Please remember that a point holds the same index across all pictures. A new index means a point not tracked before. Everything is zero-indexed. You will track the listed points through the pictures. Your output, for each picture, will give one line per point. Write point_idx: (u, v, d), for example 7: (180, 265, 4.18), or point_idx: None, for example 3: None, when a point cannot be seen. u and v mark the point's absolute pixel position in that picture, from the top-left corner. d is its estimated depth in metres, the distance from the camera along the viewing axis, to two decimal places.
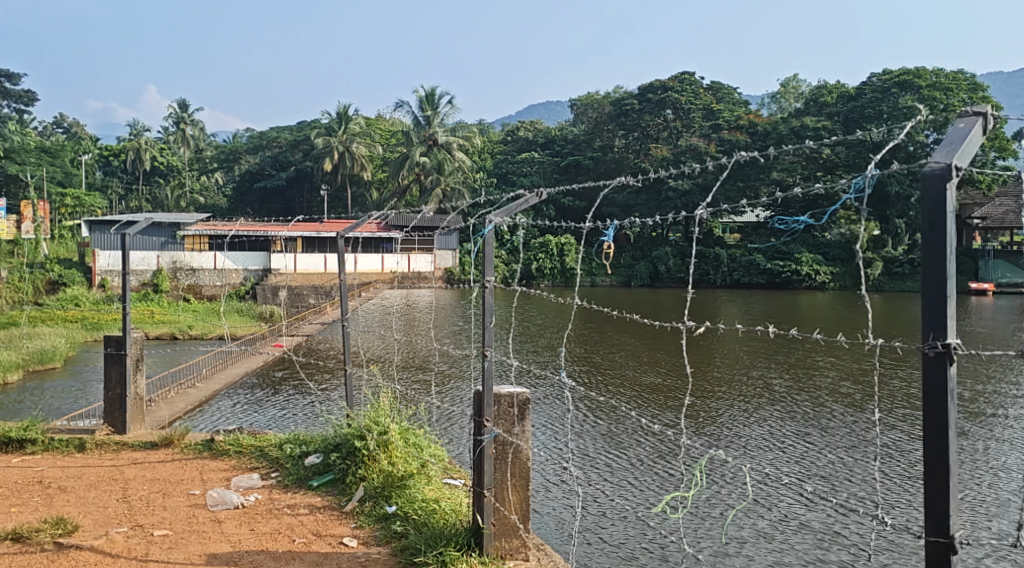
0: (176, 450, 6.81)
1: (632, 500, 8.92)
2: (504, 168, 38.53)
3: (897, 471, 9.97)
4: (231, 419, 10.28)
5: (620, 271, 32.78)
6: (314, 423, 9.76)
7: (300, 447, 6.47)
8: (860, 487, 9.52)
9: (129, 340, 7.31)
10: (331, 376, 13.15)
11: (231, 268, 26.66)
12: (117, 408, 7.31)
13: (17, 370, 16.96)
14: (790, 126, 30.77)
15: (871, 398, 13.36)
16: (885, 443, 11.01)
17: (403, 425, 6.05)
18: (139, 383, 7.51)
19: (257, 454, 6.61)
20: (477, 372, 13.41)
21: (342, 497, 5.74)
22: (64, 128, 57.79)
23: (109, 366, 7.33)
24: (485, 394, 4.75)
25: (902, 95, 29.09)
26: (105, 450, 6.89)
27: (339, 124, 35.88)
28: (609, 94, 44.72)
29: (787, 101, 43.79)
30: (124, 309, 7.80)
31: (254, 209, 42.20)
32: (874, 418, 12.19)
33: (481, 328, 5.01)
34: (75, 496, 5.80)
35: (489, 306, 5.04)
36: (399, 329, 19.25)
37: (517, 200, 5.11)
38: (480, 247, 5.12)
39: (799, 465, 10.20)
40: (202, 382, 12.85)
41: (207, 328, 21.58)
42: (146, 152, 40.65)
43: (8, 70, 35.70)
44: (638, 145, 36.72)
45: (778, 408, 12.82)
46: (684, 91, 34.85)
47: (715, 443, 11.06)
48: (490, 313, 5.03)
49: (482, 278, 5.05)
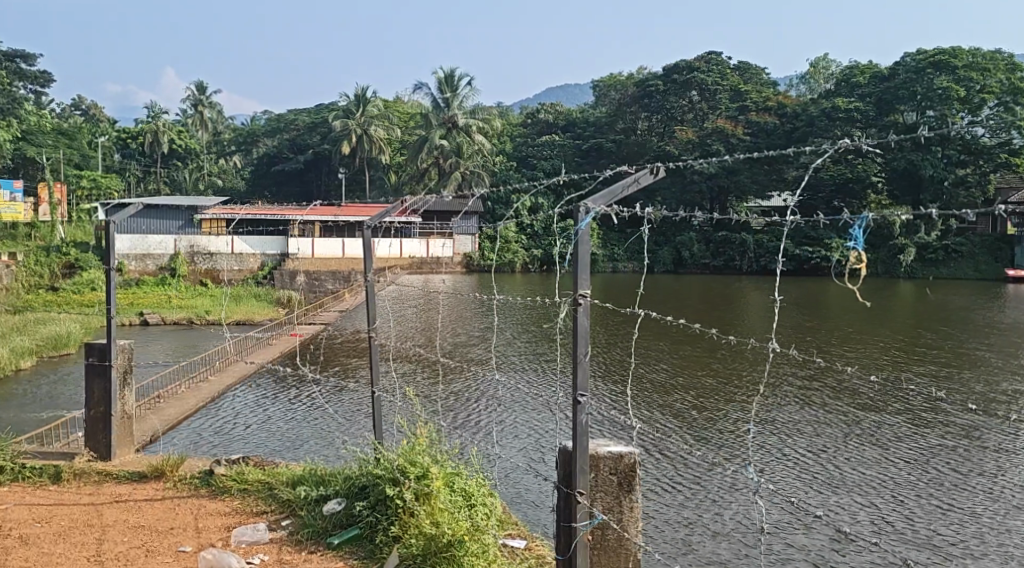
0: (168, 485, 6.17)
1: (673, 511, 8.15)
2: (524, 152, 37.47)
3: (953, 474, 9.25)
4: (229, 429, 9.71)
5: (641, 257, 32.20)
6: (320, 438, 9.21)
7: (316, 489, 5.74)
8: (918, 493, 8.76)
9: (114, 350, 6.69)
10: (333, 375, 12.45)
11: (249, 252, 25.99)
12: (100, 429, 6.72)
13: (31, 356, 16.44)
14: (820, 108, 29.87)
15: (884, 400, 12.44)
16: (900, 451, 10.07)
17: (449, 470, 5.29)
18: (126, 400, 6.90)
19: (265, 494, 5.93)
20: (469, 374, 12.47)
21: (371, 563, 5.04)
22: (81, 110, 57.17)
23: (91, 379, 6.74)
24: (585, 459, 4.30)
25: (938, 76, 28.05)
26: (85, 482, 6.30)
27: (357, 107, 35.18)
28: (633, 75, 43.68)
29: (817, 81, 42.75)
30: (108, 308, 7.13)
31: (272, 192, 41.76)
32: (892, 421, 11.30)
33: (572, 369, 4.39)
34: (37, 552, 5.16)
35: (583, 330, 4.42)
36: (420, 317, 18.64)
37: (614, 188, 4.40)
38: (574, 247, 4.45)
39: (848, 469, 9.43)
40: (215, 375, 12.36)
41: (224, 312, 21.08)
42: (164, 135, 39.91)
43: (23, 49, 35.12)
44: (663, 127, 35.92)
45: (803, 406, 11.98)
46: (711, 72, 33.96)
47: (743, 445, 10.20)
48: (587, 343, 4.43)
49: (574, 291, 4.43)
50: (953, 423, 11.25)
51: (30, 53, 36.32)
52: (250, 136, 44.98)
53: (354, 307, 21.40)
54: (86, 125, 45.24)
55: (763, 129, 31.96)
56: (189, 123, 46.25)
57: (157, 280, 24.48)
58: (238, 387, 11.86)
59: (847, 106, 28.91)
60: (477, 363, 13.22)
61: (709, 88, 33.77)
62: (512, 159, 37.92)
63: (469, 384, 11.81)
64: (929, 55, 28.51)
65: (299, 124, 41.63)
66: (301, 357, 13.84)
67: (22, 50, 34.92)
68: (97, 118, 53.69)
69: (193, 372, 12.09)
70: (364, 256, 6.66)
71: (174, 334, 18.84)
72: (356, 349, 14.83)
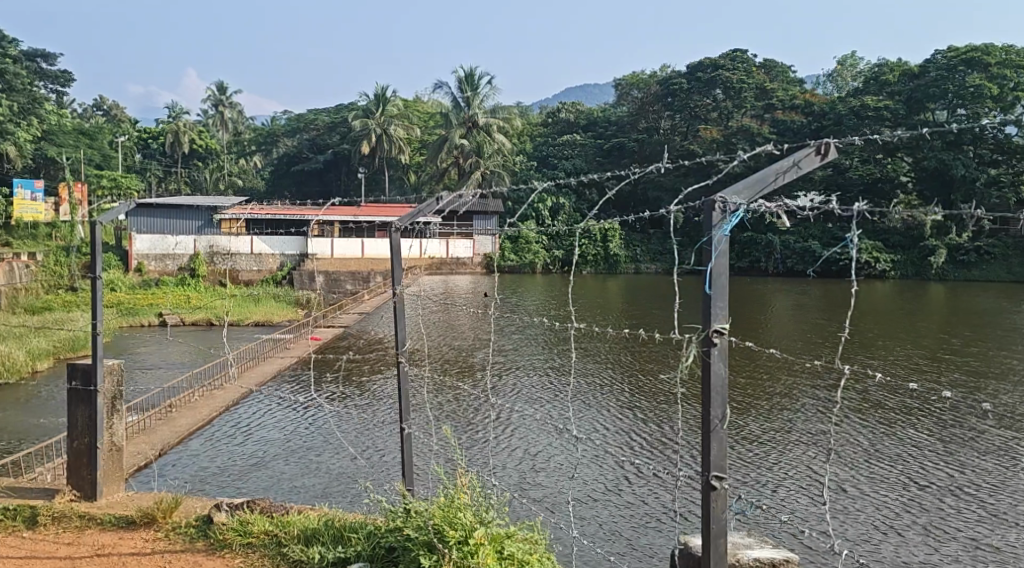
0: (160, 536, 5.67)
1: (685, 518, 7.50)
2: (545, 151, 36.87)
3: (991, 494, 8.48)
4: (231, 444, 9.28)
5: (664, 258, 31.53)
6: (324, 458, 8.74)
7: (334, 549, 5.22)
8: (950, 513, 8.03)
9: (100, 374, 6.24)
10: (343, 386, 11.97)
11: (268, 252, 25.32)
12: (84, 462, 6.27)
13: (48, 358, 16.08)
14: (848, 107, 29.06)
15: (909, 409, 11.69)
16: (928, 464, 9.33)
17: (501, 534, 4.82)
18: (114, 430, 6.41)
19: (271, 549, 5.39)
20: (470, 389, 11.95)
21: None
22: (102, 111, 57.21)
23: (75, 407, 6.29)
24: None
25: (970, 73, 27.19)
26: (63, 529, 5.83)
27: (376, 106, 34.73)
28: (654, 74, 42.81)
29: (843, 79, 41.98)
30: (95, 325, 6.68)
31: (292, 191, 41.45)
32: (920, 432, 10.55)
33: (708, 444, 4.10)
34: None
35: (718, 382, 4.06)
36: (441, 322, 18.14)
37: (764, 179, 3.99)
38: (713, 265, 4.04)
39: (877, 485, 8.71)
40: (235, 381, 12.00)
41: (244, 312, 20.63)
42: (185, 135, 39.71)
43: (45, 48, 35.00)
44: (686, 126, 35.21)
45: (827, 418, 11.23)
46: (735, 70, 33.12)
47: (764, 459, 9.52)
48: (724, 403, 4.06)
49: (708, 330, 4.05)
50: (988, 436, 10.46)
51: (50, 53, 36.25)
52: (270, 135, 44.27)
53: (374, 309, 20.95)
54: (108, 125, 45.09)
55: (790, 129, 31.27)
56: (210, 123, 46.13)
57: (177, 280, 24.16)
58: (258, 394, 11.51)
59: (876, 104, 27.96)
60: (494, 375, 12.82)
61: (734, 87, 32.98)
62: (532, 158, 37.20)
63: (472, 401, 11.30)
64: (960, 52, 27.63)
65: (319, 124, 41.25)
66: (321, 364, 13.45)
67: (44, 48, 34.80)
68: (118, 118, 53.63)
69: (209, 380, 11.70)
70: (392, 262, 6.12)
71: (192, 335, 18.45)
72: (379, 354, 14.43)
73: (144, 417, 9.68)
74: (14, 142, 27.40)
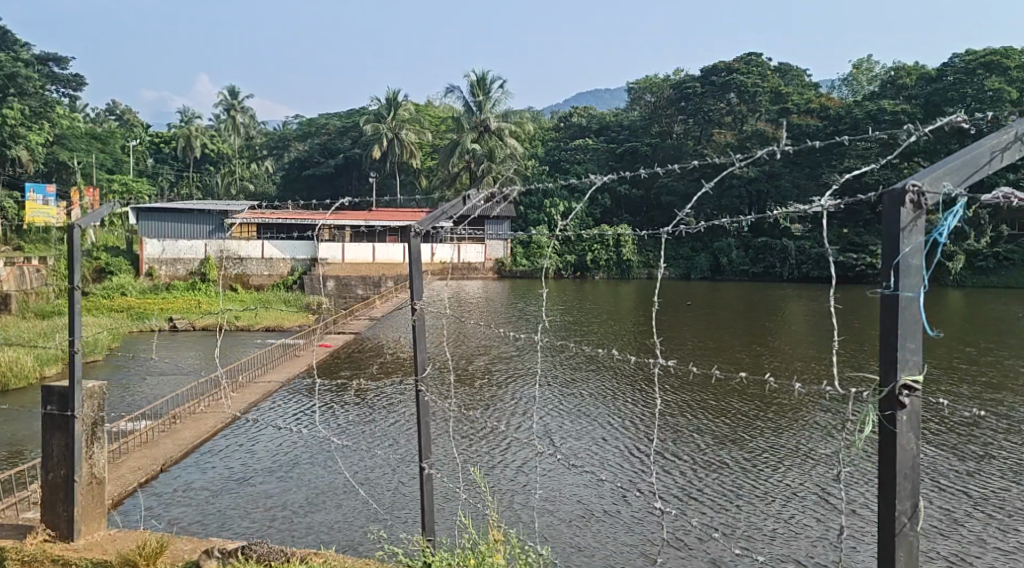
0: None
1: (693, 543, 7.16)
2: (558, 156, 36.52)
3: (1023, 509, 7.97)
4: (233, 458, 8.99)
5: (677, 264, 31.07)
6: (325, 474, 8.44)
7: None
8: (979, 530, 7.54)
9: (78, 396, 5.92)
10: (346, 398, 11.77)
11: (278, 256, 24.97)
12: (60, 498, 5.95)
13: (55, 364, 15.74)
14: (865, 109, 28.50)
15: (937, 418, 11.20)
16: (954, 477, 8.84)
17: None
18: (95, 461, 6.10)
19: None
20: (482, 402, 11.70)
21: None
22: (116, 115, 57.32)
23: (51, 434, 5.97)
24: None
25: (989, 78, 26.62)
26: None
27: (387, 110, 34.46)
28: (668, 78, 42.40)
29: (859, 84, 41.48)
30: (75, 343, 6.38)
31: (303, 196, 41.27)
32: (953, 444, 10.03)
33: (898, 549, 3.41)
34: None
35: (904, 461, 3.41)
36: (453, 329, 17.75)
37: (977, 160, 3.41)
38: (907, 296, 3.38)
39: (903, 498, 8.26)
40: (239, 390, 11.71)
41: (256, 317, 20.26)
42: (196, 140, 39.61)
43: (56, 52, 34.92)
44: (700, 130, 34.80)
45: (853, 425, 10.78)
46: (751, 74, 32.58)
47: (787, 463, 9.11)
48: (912, 496, 3.41)
49: (897, 398, 3.38)
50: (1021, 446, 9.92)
51: (62, 57, 36.19)
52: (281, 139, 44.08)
53: (384, 315, 20.60)
54: (121, 130, 45.04)
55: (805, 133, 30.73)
56: (222, 128, 46.06)
57: (187, 285, 23.91)
58: (265, 403, 11.24)
59: (894, 107, 27.37)
60: (507, 386, 12.57)
61: (748, 91, 32.51)
62: (544, 163, 36.85)
63: (471, 415, 11.01)
64: (979, 55, 27.08)
65: (330, 129, 41.13)
66: (332, 373, 13.20)
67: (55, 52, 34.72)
68: (130, 123, 53.57)
69: (211, 388, 11.40)
70: (412, 273, 5.68)
71: (200, 341, 18.06)
72: (392, 363, 14.18)
73: (151, 430, 9.46)
74: (26, 146, 27.25)
